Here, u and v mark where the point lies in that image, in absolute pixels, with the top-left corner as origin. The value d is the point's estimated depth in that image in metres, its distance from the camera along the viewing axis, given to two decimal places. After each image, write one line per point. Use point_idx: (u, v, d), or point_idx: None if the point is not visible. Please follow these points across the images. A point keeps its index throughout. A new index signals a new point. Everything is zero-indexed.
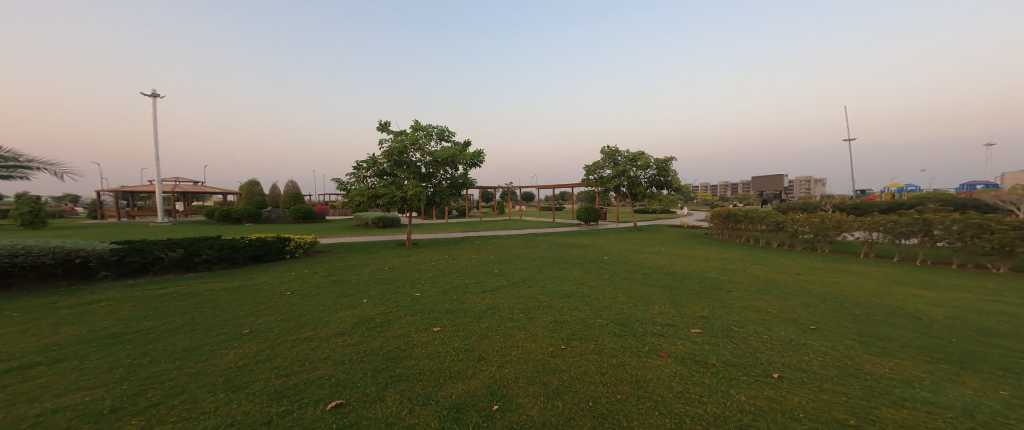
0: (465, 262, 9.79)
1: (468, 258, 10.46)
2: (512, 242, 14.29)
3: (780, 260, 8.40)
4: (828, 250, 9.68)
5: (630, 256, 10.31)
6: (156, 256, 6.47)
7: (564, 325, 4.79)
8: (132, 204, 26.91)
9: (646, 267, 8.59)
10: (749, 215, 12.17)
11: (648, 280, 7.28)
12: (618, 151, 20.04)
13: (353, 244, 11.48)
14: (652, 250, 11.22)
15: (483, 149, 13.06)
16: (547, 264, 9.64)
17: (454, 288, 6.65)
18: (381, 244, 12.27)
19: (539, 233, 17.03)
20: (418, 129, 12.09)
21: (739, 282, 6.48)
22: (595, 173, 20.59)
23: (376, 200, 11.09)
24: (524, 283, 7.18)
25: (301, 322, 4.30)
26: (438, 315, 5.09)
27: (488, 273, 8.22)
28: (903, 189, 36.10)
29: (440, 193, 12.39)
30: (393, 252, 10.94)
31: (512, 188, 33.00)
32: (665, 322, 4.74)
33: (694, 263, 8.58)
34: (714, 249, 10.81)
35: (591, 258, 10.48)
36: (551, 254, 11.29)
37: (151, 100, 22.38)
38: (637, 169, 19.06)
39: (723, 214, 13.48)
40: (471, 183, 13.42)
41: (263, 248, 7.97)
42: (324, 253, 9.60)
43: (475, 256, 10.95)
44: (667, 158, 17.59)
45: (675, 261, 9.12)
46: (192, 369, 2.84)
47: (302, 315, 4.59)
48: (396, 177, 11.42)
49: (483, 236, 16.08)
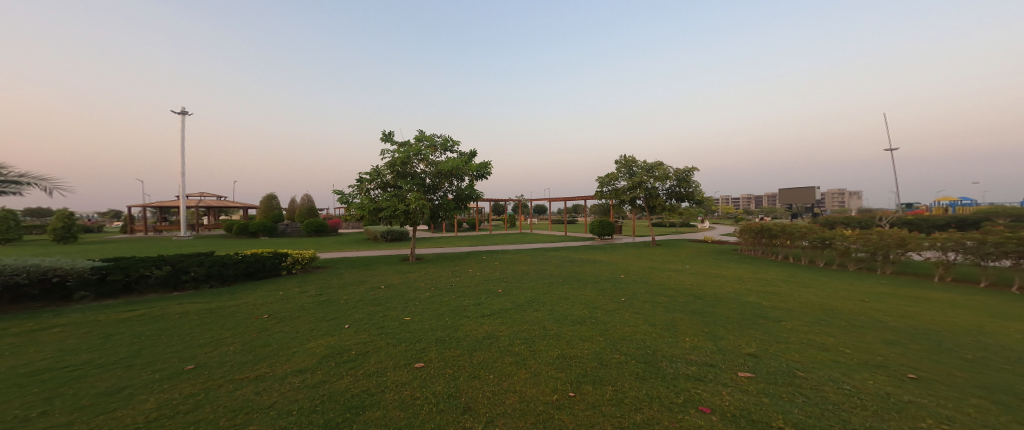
0: (469, 280, 9.08)
1: (472, 276, 9.76)
2: (522, 258, 13.49)
3: (830, 283, 7.23)
4: (890, 271, 8.48)
5: (650, 275, 9.27)
6: (140, 274, 6.04)
7: (575, 362, 3.95)
8: (159, 219, 27.88)
9: (669, 288, 7.60)
10: (786, 230, 10.93)
11: (674, 304, 6.32)
12: (633, 161, 19.12)
13: (355, 259, 11.00)
14: (676, 268, 10.15)
15: (489, 160, 12.62)
16: (557, 282, 8.81)
17: (451, 312, 5.92)
18: (384, 259, 11.73)
19: (551, 248, 16.16)
20: (422, 141, 11.77)
21: (787, 309, 5.44)
22: (610, 185, 19.68)
23: (379, 214, 10.67)
24: (530, 306, 6.37)
25: (261, 355, 3.65)
26: (426, 345, 4.35)
27: (491, 294, 7.47)
28: (951, 203, 33.28)
29: (446, 206, 11.99)
30: (394, 268, 10.36)
31: (524, 201, 32.33)
32: (701, 362, 3.81)
33: (726, 285, 7.53)
34: (747, 268, 9.64)
35: (606, 276, 9.55)
36: (562, 272, 10.42)
37: (179, 118, 23.27)
38: (655, 180, 18.06)
39: (755, 229, 12.20)
40: (477, 195, 12.94)
41: (257, 265, 7.50)
42: (322, 270, 9.11)
43: (480, 273, 10.22)
44: (688, 168, 16.54)
45: (704, 281, 8.05)
46: (86, 425, 2.20)
47: (267, 345, 3.95)
48: (400, 190, 11.02)
49: (491, 251, 15.39)
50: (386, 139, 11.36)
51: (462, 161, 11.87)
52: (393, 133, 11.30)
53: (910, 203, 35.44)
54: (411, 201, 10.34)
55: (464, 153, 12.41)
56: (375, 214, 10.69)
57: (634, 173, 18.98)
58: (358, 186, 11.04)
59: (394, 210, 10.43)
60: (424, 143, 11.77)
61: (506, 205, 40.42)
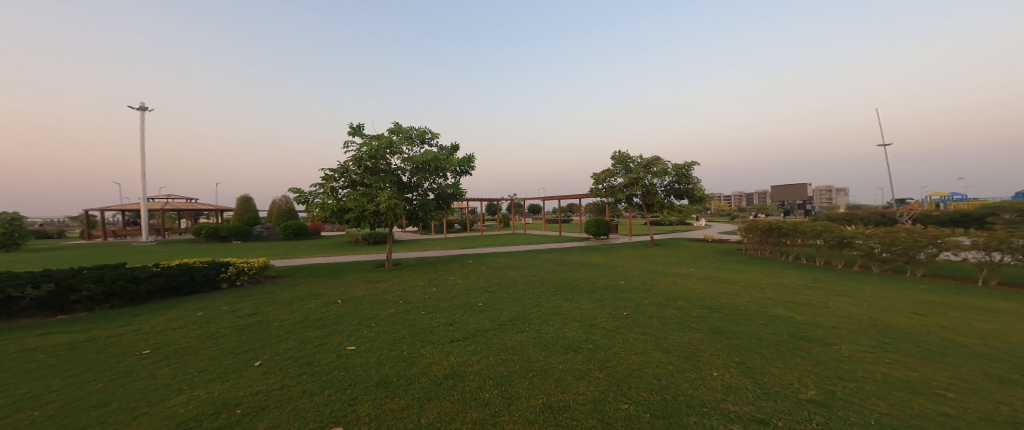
0: (448, 290, 7.88)
1: (452, 284, 8.56)
2: (510, 261, 12.33)
3: (863, 290, 6.22)
4: (921, 273, 7.51)
5: (654, 281, 8.20)
6: (7, 296, 4.60)
7: (567, 419, 2.79)
8: (123, 223, 25.97)
9: (677, 298, 6.52)
10: (797, 228, 9.96)
11: (688, 322, 5.22)
12: (629, 157, 18.11)
13: (320, 267, 9.71)
14: (681, 272, 9.11)
15: (473, 154, 11.45)
16: (549, 292, 7.66)
17: (412, 336, 4.69)
18: (355, 266, 10.46)
19: (542, 250, 15.03)
20: (393, 133, 10.44)
21: (831, 327, 4.38)
22: (604, 182, 18.67)
23: (345, 215, 9.38)
24: (514, 327, 5.20)
25: (90, 410, 2.36)
26: (361, 393, 3.11)
27: (469, 309, 6.29)
28: (944, 198, 33.18)
29: (423, 205, 10.74)
30: (364, 276, 9.10)
31: (515, 200, 31.16)
32: (747, 417, 2.68)
33: (744, 292, 6.47)
34: (759, 271, 8.62)
35: (603, 283, 8.46)
36: (554, 278, 9.28)
37: (140, 114, 21.64)
38: (652, 176, 17.08)
39: (764, 227, 11.16)
40: (460, 193, 11.76)
41: (181, 279, 6.10)
42: (276, 280, 7.82)
43: (461, 281, 9.03)
44: (688, 163, 15.58)
45: (716, 288, 6.99)
46: None
47: (114, 391, 2.64)
48: (369, 188, 9.74)
49: (478, 254, 14.21)
50: (354, 131, 10.05)
51: (441, 155, 10.63)
52: (363, 125, 10.02)
53: (904, 198, 35.24)
54: (381, 200, 9.04)
55: (444, 147, 11.20)
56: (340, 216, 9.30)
57: (631, 168, 17.99)
58: (319, 184, 9.60)
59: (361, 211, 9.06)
60: (396, 135, 10.44)
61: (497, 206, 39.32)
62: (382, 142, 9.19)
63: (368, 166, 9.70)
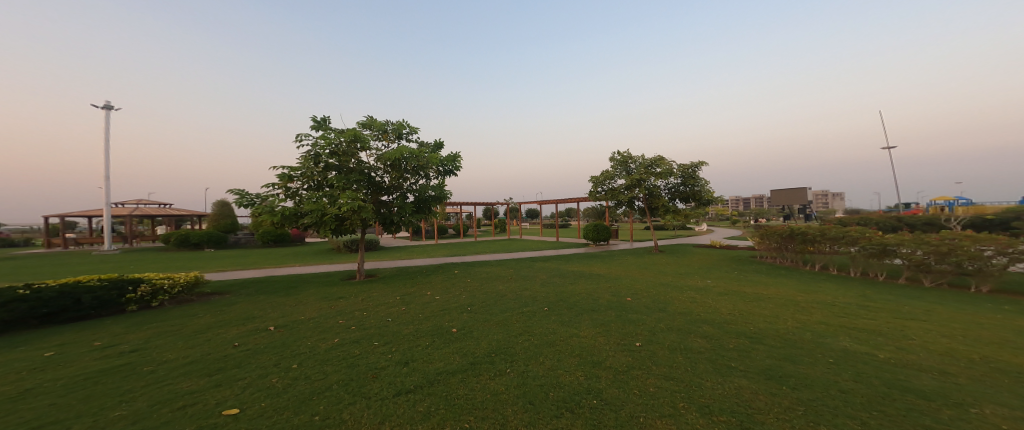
0: (420, 309, 6.51)
1: (428, 301, 7.22)
2: (501, 271, 10.99)
3: (937, 311, 4.94)
4: (987, 289, 6.25)
5: (667, 299, 6.86)
6: None
7: None
8: (89, 229, 24.22)
9: (701, 322, 5.21)
10: (826, 234, 8.72)
11: (726, 358, 3.90)
12: (630, 157, 16.95)
13: (276, 280, 8.32)
14: (697, 286, 7.79)
15: (458, 151, 10.18)
16: (542, 312, 6.32)
17: (344, 386, 3.31)
18: (321, 278, 9.07)
19: (537, 258, 13.69)
20: (363, 127, 9.05)
21: (939, 373, 3.08)
22: (603, 184, 17.46)
23: (301, 220, 7.75)
24: (493, 370, 3.86)
25: None
26: None
27: (438, 339, 4.92)
28: (952, 202, 32.33)
29: (399, 208, 9.27)
30: (325, 291, 7.71)
31: (510, 205, 29.85)
32: None
33: (785, 314, 5.17)
34: (790, 284, 7.34)
35: (607, 299, 7.15)
36: (550, 293, 7.95)
37: (106, 112, 20.11)
38: (655, 177, 15.89)
39: (785, 233, 9.90)
40: (444, 195, 10.40)
41: (59, 304, 4.75)
42: (208, 299, 6.41)
43: (440, 297, 7.66)
44: (696, 163, 14.39)
45: (749, 308, 5.67)
46: None
47: None
48: (332, 188, 8.22)
49: (466, 262, 12.85)
50: (316, 124, 8.66)
51: (421, 151, 9.31)
52: (328, 118, 8.63)
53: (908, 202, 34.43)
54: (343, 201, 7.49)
55: (425, 143, 9.91)
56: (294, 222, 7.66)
57: (632, 169, 16.82)
58: (269, 184, 8.00)
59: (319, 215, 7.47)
60: (367, 129, 9.08)
61: (492, 210, 38.05)
62: (347, 134, 7.75)
63: (331, 164, 8.22)
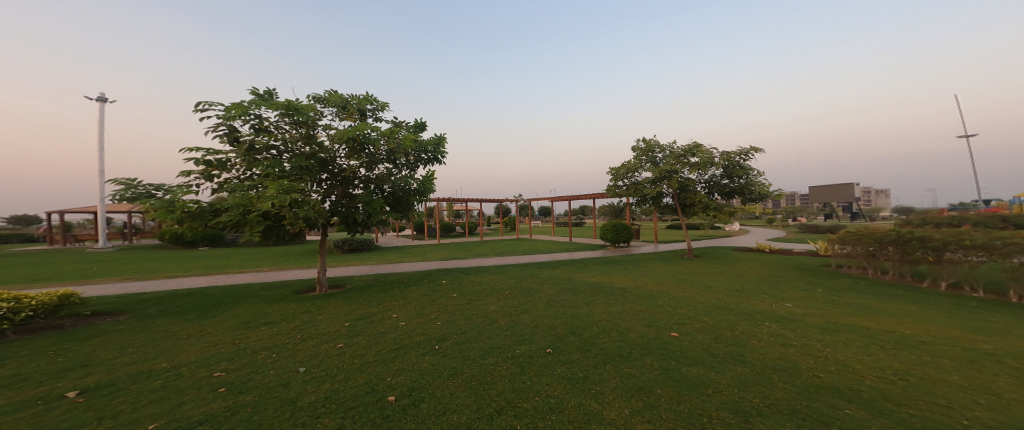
0: (367, 346, 4.46)
1: (388, 331, 5.18)
2: (498, 283, 8.83)
3: None
4: None
5: (740, 342, 4.48)
6: None
7: None
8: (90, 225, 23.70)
9: (836, 403, 2.85)
10: (961, 239, 6.38)
11: None
12: (657, 144, 14.42)
13: (207, 295, 6.50)
14: (776, 314, 5.35)
15: (443, 134, 8.27)
16: (544, 365, 4.14)
17: None
18: (269, 290, 7.21)
19: (547, 263, 11.55)
20: (316, 101, 7.11)
21: None
22: (625, 178, 14.99)
23: (213, 219, 5.27)
24: None
25: None
26: None
27: (357, 422, 2.81)
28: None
29: (367, 203, 7.27)
30: (260, 308, 5.84)
31: (521, 202, 27.73)
32: None
33: (1005, 395, 2.73)
34: (929, 317, 4.82)
35: (641, 341, 4.88)
36: (558, 322, 5.77)
37: (100, 104, 19.31)
38: (690, 168, 13.28)
39: (890, 238, 7.51)
40: (426, 189, 8.34)
41: None
42: (79, 327, 4.59)
43: (408, 324, 5.61)
44: (746, 149, 11.67)
45: (910, 375, 3.23)
46: None
47: None
48: (264, 178, 5.85)
49: (461, 269, 10.83)
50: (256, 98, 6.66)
51: (393, 131, 7.41)
52: (273, 90, 6.68)
53: (977, 201, 29.91)
54: (274, 190, 5.30)
55: (400, 124, 8.02)
56: (205, 221, 5.26)
57: (661, 159, 14.25)
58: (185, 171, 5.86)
59: (242, 210, 5.18)
60: (322, 104, 7.16)
61: (503, 208, 36.13)
62: (286, 103, 5.79)
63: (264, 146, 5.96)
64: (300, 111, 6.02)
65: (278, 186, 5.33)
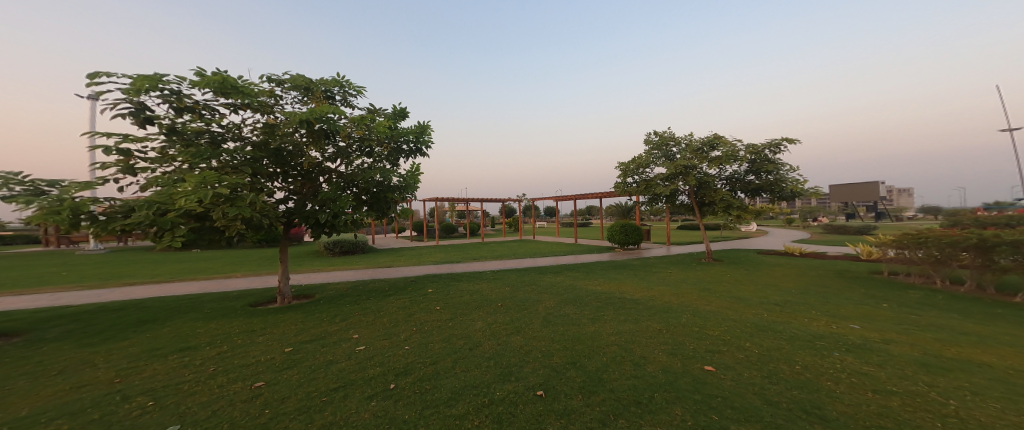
0: (298, 384, 3.32)
1: (337, 359, 4.03)
2: (491, 293, 7.62)
3: None
4: None
5: (813, 389, 3.18)
6: None
7: None
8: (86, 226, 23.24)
9: None
10: None
11: None
12: (672, 137, 13.10)
13: (140, 309, 5.47)
14: (847, 344, 4.01)
15: (427, 123, 7.27)
16: (532, 421, 2.95)
17: None
18: (220, 301, 6.16)
19: (549, 268, 10.38)
20: (273, 83, 5.99)
21: None
22: (635, 174, 13.68)
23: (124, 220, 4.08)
24: None
25: None
26: None
27: None
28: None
29: (332, 201, 6.20)
30: (191, 324, 4.77)
31: (525, 202, 26.63)
32: None
33: None
34: None
35: (666, 382, 3.65)
36: (555, 350, 4.60)
37: (92, 102, 18.76)
38: (710, 162, 11.91)
39: (969, 242, 6.19)
40: (407, 185, 7.29)
41: None
42: None
43: (367, 349, 4.47)
44: (777, 140, 10.28)
45: None
46: None
47: None
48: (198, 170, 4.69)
49: (452, 275, 9.72)
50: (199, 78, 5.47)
51: (364, 117, 6.31)
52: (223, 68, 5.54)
53: (1014, 200, 27.83)
54: (196, 183, 4.04)
55: (375, 110, 7.04)
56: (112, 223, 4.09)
57: (677, 153, 12.91)
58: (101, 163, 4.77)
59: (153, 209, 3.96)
60: (280, 86, 6.04)
61: (507, 208, 35.13)
62: (216, 77, 4.64)
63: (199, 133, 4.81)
64: (236, 89, 4.87)
65: (199, 177, 4.06)
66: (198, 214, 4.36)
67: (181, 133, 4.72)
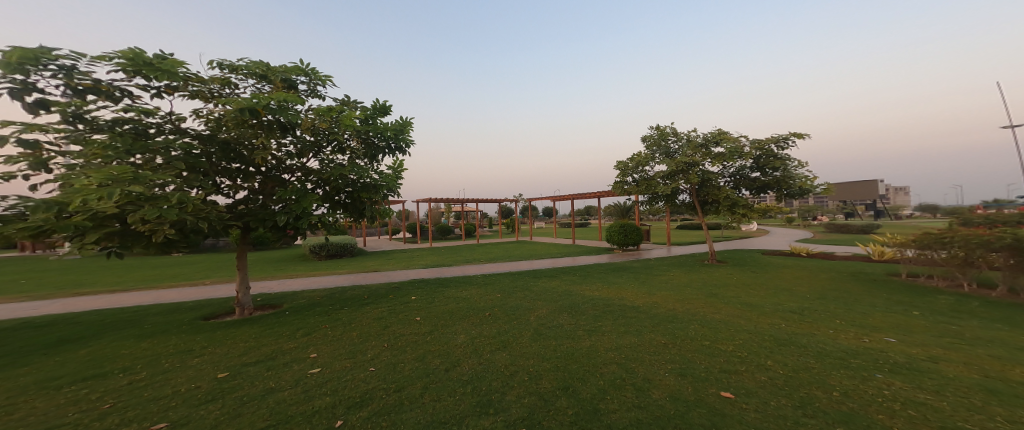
0: (213, 425, 2.60)
1: (278, 387, 3.32)
2: (479, 300, 6.94)
3: None
4: None
5: (865, 427, 2.51)
6: None
7: None
8: None
9: None
10: None
11: None
12: (672, 132, 12.50)
13: (69, 324, 4.76)
14: (891, 363, 3.35)
15: (407, 117, 6.59)
16: None
17: None
18: (168, 313, 5.44)
19: (543, 272, 9.71)
20: (225, 70, 5.31)
21: None
22: (634, 172, 13.07)
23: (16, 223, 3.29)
24: None
25: None
26: None
27: None
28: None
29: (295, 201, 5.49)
30: (118, 343, 4.07)
31: (521, 202, 25.95)
32: None
33: None
34: None
35: (676, 414, 2.97)
36: (545, 371, 3.93)
37: None
38: (712, 158, 11.30)
39: (1005, 242, 5.59)
40: (385, 185, 6.59)
41: None
42: None
43: (321, 373, 3.77)
44: (784, 134, 9.68)
45: None
46: None
47: None
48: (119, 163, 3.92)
49: (439, 280, 9.02)
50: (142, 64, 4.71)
51: (331, 109, 5.61)
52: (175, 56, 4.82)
53: (1017, 198, 27.35)
54: (99, 180, 3.26)
55: (349, 103, 6.36)
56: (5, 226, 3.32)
57: (677, 150, 12.32)
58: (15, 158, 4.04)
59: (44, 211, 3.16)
60: (234, 73, 5.36)
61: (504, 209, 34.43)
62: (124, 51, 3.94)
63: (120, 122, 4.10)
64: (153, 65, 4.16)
65: (105, 172, 3.29)
66: (114, 215, 3.58)
67: (92, 120, 3.98)
